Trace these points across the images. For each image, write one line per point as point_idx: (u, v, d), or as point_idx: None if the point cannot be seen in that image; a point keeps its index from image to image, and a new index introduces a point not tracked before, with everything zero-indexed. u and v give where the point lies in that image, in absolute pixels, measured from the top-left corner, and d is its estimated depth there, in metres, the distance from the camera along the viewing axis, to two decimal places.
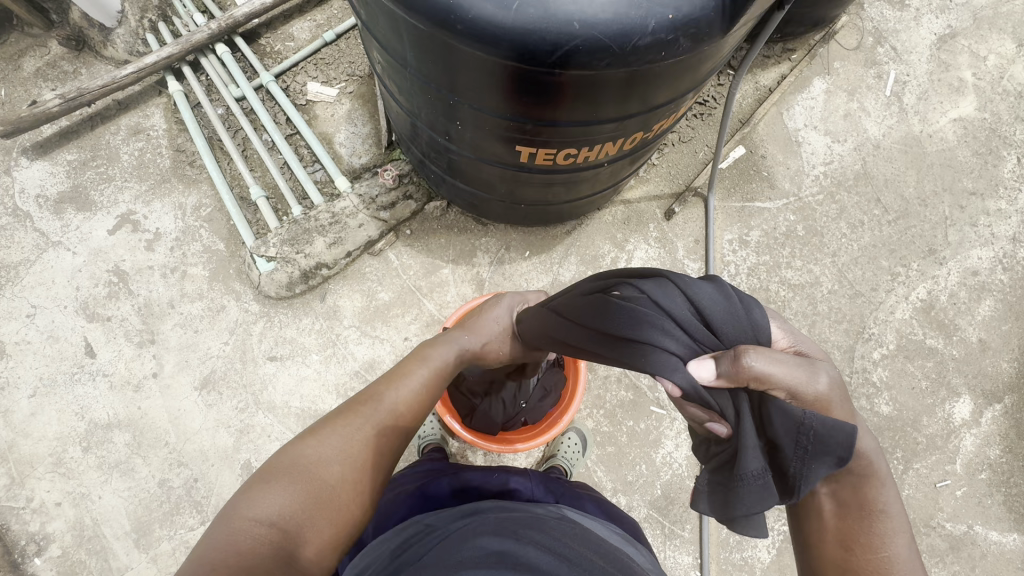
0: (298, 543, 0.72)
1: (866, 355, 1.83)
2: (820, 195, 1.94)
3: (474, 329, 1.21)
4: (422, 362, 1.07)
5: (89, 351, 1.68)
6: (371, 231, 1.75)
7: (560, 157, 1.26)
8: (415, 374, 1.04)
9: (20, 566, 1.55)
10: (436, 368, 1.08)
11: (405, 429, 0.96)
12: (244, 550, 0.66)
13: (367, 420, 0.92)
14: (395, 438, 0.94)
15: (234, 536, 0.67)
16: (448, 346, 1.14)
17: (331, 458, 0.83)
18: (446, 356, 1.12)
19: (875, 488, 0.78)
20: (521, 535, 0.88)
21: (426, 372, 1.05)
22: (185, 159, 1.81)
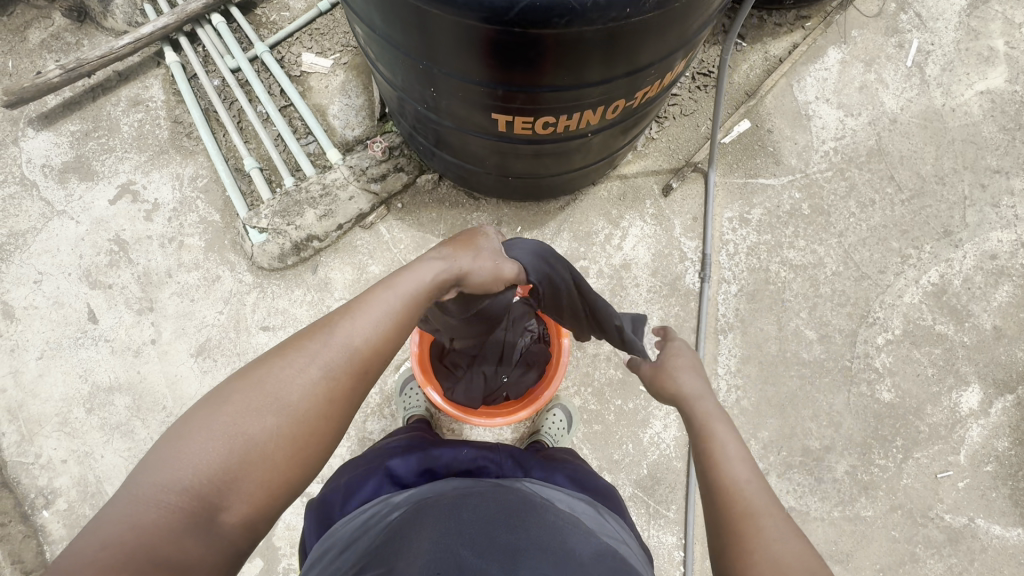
0: (213, 514, 0.61)
1: (869, 340, 1.76)
2: (830, 171, 1.85)
3: (466, 255, 0.93)
4: (397, 286, 0.82)
5: (91, 317, 1.74)
6: (362, 204, 1.76)
7: (539, 126, 1.22)
8: (384, 299, 0.80)
9: (29, 518, 1.64)
10: (409, 296, 0.82)
11: (367, 370, 0.75)
12: (146, 527, 0.57)
13: (312, 362, 0.71)
14: (356, 379, 0.73)
15: (130, 506, 0.58)
16: (428, 266, 0.86)
17: (260, 413, 0.67)
18: (424, 282, 0.84)
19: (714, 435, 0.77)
20: (470, 509, 0.87)
21: (398, 301, 0.80)
22: (182, 130, 1.84)
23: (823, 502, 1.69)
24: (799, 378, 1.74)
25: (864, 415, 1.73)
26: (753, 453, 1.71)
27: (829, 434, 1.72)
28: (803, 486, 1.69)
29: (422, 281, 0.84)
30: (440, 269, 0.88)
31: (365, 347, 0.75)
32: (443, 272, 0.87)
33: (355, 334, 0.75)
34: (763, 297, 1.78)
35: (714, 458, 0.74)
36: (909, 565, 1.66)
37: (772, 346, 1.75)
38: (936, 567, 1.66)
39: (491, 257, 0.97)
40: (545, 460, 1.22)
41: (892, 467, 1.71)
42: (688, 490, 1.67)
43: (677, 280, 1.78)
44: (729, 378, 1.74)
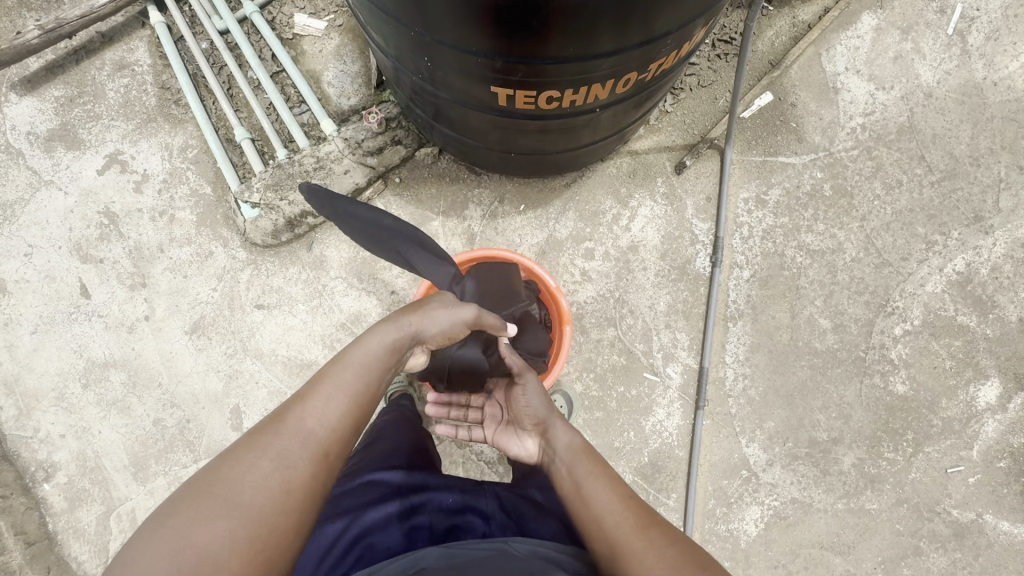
0: None
1: (886, 331, 1.69)
2: (855, 150, 1.73)
3: (418, 314, 0.87)
4: (351, 358, 0.77)
5: (84, 292, 1.70)
6: (358, 178, 1.67)
7: (543, 101, 1.13)
8: (342, 375, 0.75)
9: (31, 490, 1.65)
10: (368, 367, 0.77)
11: (332, 453, 0.68)
12: None
13: (270, 452, 0.64)
14: (320, 466, 0.66)
15: None
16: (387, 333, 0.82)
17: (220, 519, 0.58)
18: (383, 350, 0.79)
19: (584, 474, 0.86)
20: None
21: (355, 376, 0.75)
22: (170, 97, 1.75)
23: (827, 494, 1.66)
24: (810, 368, 1.68)
25: (876, 408, 1.68)
26: (758, 444, 1.67)
27: (838, 426, 1.67)
28: (807, 478, 1.66)
29: (380, 349, 0.80)
30: (392, 334, 0.82)
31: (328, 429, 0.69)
32: (399, 336, 0.82)
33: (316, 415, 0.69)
34: (777, 284, 1.70)
35: (587, 510, 0.81)
36: (911, 559, 1.64)
37: (783, 334, 1.69)
38: (939, 561, 1.64)
39: (444, 325, 0.90)
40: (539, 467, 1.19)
41: (901, 461, 1.67)
42: (688, 479, 1.65)
43: (687, 264, 1.70)
44: (737, 367, 1.68)
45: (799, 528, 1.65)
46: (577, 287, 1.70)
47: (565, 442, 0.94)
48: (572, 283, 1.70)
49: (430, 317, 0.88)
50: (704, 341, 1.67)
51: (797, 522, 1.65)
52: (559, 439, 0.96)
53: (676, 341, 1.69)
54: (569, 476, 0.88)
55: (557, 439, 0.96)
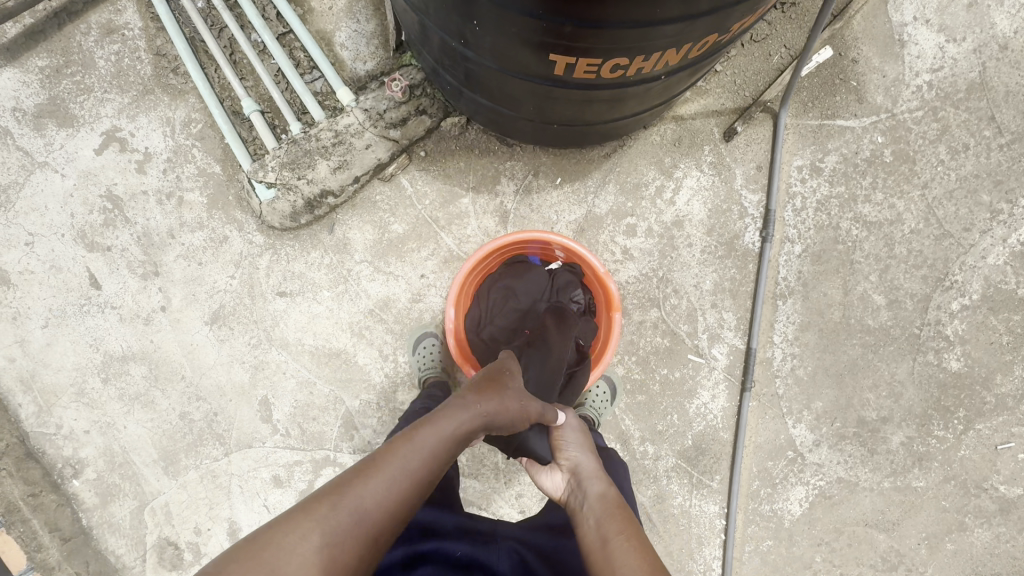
0: None
1: (943, 306, 1.61)
2: (921, 111, 1.59)
3: (491, 395, 0.88)
4: (419, 440, 0.77)
5: (93, 282, 1.60)
6: (380, 153, 1.53)
7: (606, 69, 0.99)
8: (403, 460, 0.74)
9: (60, 487, 1.61)
10: (428, 456, 0.76)
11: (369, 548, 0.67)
12: None
13: (318, 530, 0.63)
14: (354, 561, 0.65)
15: None
16: (452, 418, 0.82)
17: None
18: (449, 432, 0.80)
19: (610, 531, 0.83)
20: None
21: (419, 461, 0.75)
22: (167, 65, 1.59)
23: (873, 473, 1.63)
24: (861, 346, 1.61)
25: (928, 386, 1.62)
26: (805, 424, 1.62)
27: (888, 405, 1.62)
28: (854, 457, 1.63)
29: (442, 438, 0.79)
30: (463, 417, 0.82)
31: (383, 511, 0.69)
32: (472, 421, 0.83)
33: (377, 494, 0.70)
34: (830, 258, 1.60)
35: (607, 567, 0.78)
36: (955, 534, 1.63)
37: (834, 312, 1.61)
38: (982, 535, 1.63)
39: (515, 400, 0.92)
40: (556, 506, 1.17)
41: (951, 438, 1.63)
42: (733, 460, 1.61)
43: (735, 240, 1.59)
44: (786, 347, 1.61)
45: (844, 507, 1.63)
46: (618, 267, 1.60)
47: (593, 492, 0.93)
48: (613, 263, 1.60)
49: (502, 403, 0.89)
50: (752, 320, 1.59)
51: (842, 501, 1.63)
52: (591, 485, 0.95)
53: (722, 321, 1.61)
54: (596, 529, 0.85)
55: (587, 486, 0.95)
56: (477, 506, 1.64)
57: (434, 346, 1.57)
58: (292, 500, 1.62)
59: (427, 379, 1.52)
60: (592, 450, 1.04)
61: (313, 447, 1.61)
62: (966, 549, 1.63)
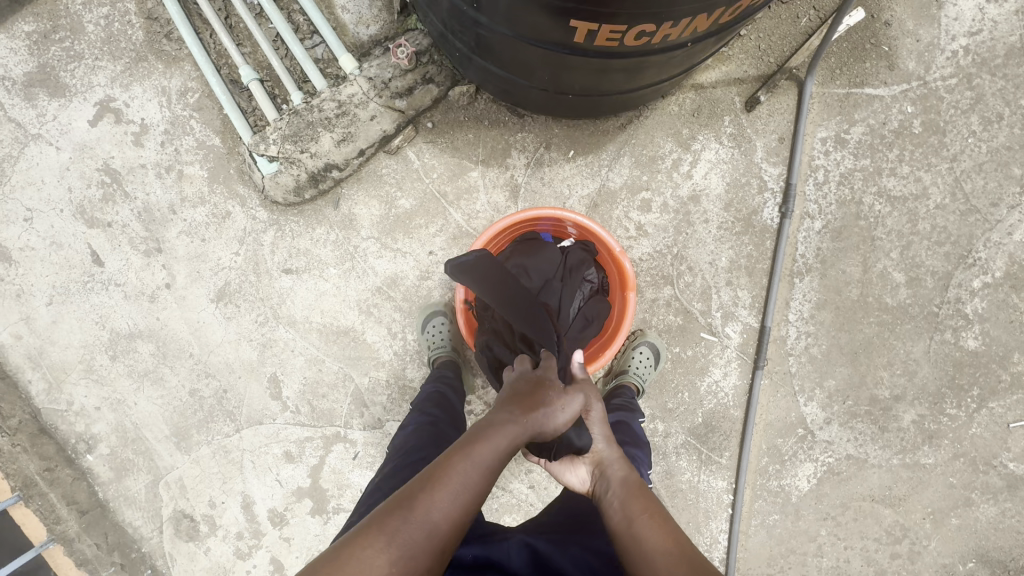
0: None
1: (964, 284, 1.57)
2: (954, 79, 1.51)
3: (539, 409, 0.79)
4: (476, 456, 0.75)
5: (95, 259, 1.57)
6: (386, 125, 1.47)
7: (631, 36, 0.92)
8: (461, 476, 0.74)
9: (75, 461, 1.63)
10: (485, 472, 0.75)
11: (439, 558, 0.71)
12: None
13: (390, 546, 0.69)
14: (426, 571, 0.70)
15: None
16: (502, 436, 0.76)
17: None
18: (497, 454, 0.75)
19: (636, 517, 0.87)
20: None
21: (477, 478, 0.75)
22: (160, 30, 1.51)
23: (883, 450, 1.63)
24: (878, 325, 1.58)
25: (943, 364, 1.60)
26: (816, 402, 1.61)
27: (902, 384, 1.60)
28: (864, 435, 1.62)
29: (498, 455, 0.76)
30: (513, 434, 0.77)
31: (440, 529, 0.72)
32: (523, 437, 0.78)
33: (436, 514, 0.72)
34: (850, 235, 1.55)
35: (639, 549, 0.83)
36: (961, 509, 1.65)
37: (852, 290, 1.57)
38: (988, 510, 1.65)
39: (562, 410, 0.82)
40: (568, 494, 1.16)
41: (963, 416, 1.62)
42: (743, 438, 1.60)
43: (753, 216, 1.54)
44: (801, 325, 1.58)
45: (852, 483, 1.64)
46: (632, 244, 1.56)
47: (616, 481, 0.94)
48: (627, 239, 1.56)
49: (553, 409, 0.81)
50: (768, 298, 1.56)
51: (850, 477, 1.64)
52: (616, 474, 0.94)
53: (736, 299, 1.57)
54: (623, 514, 0.89)
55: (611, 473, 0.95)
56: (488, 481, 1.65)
57: (444, 325, 1.53)
58: (304, 475, 1.64)
59: (439, 360, 1.49)
60: (613, 434, 1.00)
61: (323, 424, 1.62)
62: (970, 524, 1.65)
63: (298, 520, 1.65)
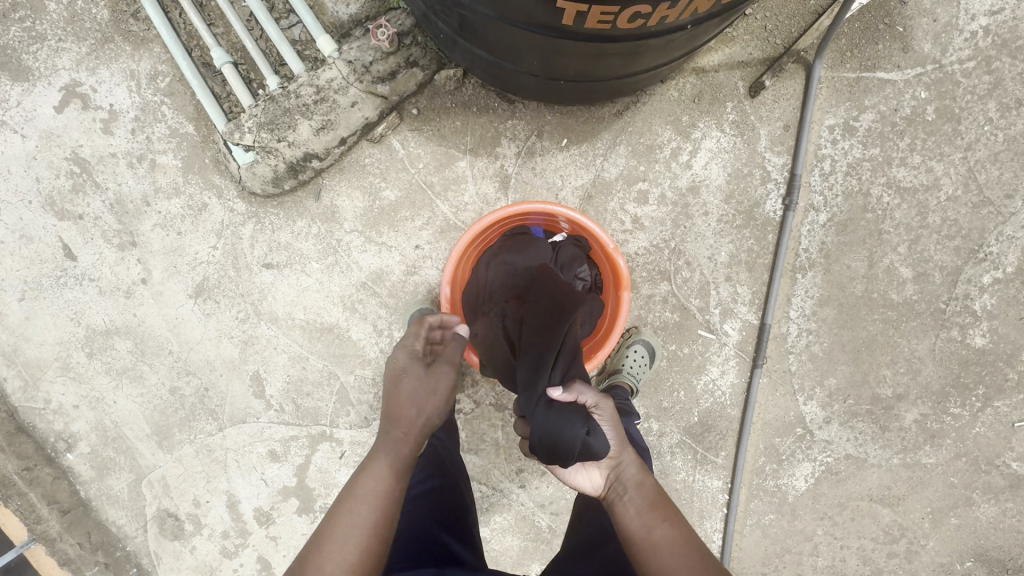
0: None
1: (973, 280, 1.50)
2: (972, 62, 1.42)
3: (402, 408, 0.89)
4: (364, 491, 0.82)
5: (68, 253, 1.51)
6: (368, 111, 1.39)
7: (625, 18, 0.84)
8: (359, 513, 0.79)
9: (55, 460, 1.59)
10: (380, 498, 0.81)
11: None
12: None
13: None
14: None
15: None
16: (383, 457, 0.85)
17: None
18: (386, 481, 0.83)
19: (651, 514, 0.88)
20: None
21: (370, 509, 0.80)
22: (126, 8, 1.41)
23: (884, 449, 1.59)
24: (882, 321, 1.53)
25: (948, 362, 1.54)
26: (816, 401, 1.56)
27: (905, 382, 1.55)
28: (865, 434, 1.58)
29: (385, 476, 0.83)
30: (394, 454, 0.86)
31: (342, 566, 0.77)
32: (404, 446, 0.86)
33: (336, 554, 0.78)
34: (857, 228, 1.48)
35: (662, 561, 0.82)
36: (961, 509, 1.61)
37: (857, 286, 1.51)
38: (988, 510, 1.61)
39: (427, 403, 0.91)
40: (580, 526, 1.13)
41: (967, 416, 1.57)
42: (739, 437, 1.56)
43: (755, 208, 1.47)
44: (802, 322, 1.52)
45: (850, 482, 1.60)
46: (628, 237, 1.49)
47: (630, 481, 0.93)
48: (622, 232, 1.49)
49: (417, 404, 0.90)
50: (768, 294, 1.49)
51: (849, 476, 1.60)
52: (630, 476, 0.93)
53: (735, 295, 1.51)
54: (642, 524, 0.87)
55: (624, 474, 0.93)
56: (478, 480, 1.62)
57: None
58: (290, 474, 1.60)
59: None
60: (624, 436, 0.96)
61: (309, 422, 1.57)
62: (969, 524, 1.62)
63: (284, 519, 1.62)
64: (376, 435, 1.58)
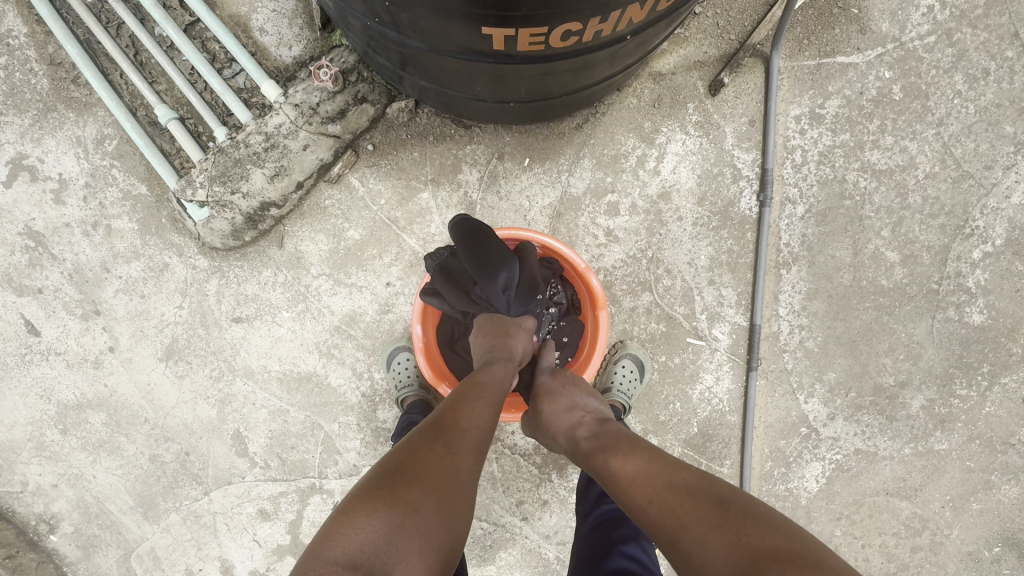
0: (491, 408, 0.89)
1: (963, 256, 1.45)
2: (933, 36, 1.39)
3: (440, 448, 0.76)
4: (466, 427, 0.82)
5: (31, 329, 1.46)
6: (321, 152, 1.36)
7: (556, 37, 0.80)
8: (475, 411, 0.86)
9: (38, 543, 1.52)
10: (474, 441, 0.80)
11: (481, 431, 0.83)
12: (483, 422, 0.85)
13: (479, 404, 0.88)
14: (484, 432, 0.84)
15: (477, 422, 0.84)
16: (462, 450, 0.77)
17: (379, 473, 0.73)
18: (463, 455, 0.76)
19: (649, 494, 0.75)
20: None
21: (462, 442, 0.78)
22: (65, 75, 1.40)
23: (893, 440, 1.52)
24: (875, 309, 1.48)
25: (948, 343, 1.49)
26: (818, 399, 1.50)
27: (906, 368, 1.50)
28: (871, 427, 1.52)
29: (467, 449, 0.78)
30: (510, 366, 1.03)
31: (474, 476, 0.76)
32: (471, 454, 0.78)
33: (467, 461, 0.76)
34: (836, 215, 1.44)
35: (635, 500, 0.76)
36: (981, 493, 1.54)
37: (844, 275, 1.46)
38: (1010, 492, 1.54)
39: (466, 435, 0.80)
40: (630, 549, 0.98)
41: (975, 396, 1.51)
42: (743, 444, 1.49)
43: (730, 207, 1.43)
44: (793, 318, 1.47)
45: (863, 478, 1.53)
46: (603, 251, 1.44)
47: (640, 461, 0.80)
48: (596, 247, 1.44)
49: (457, 443, 0.78)
50: (753, 294, 1.44)
51: (861, 472, 1.53)
52: (608, 424, 0.97)
53: (721, 299, 1.46)
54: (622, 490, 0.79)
55: (583, 425, 0.98)
56: (478, 516, 1.55)
57: (410, 361, 1.42)
58: (283, 532, 1.51)
59: (408, 400, 1.39)
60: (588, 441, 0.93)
61: (296, 476, 1.50)
62: (992, 508, 1.55)
63: None
64: None
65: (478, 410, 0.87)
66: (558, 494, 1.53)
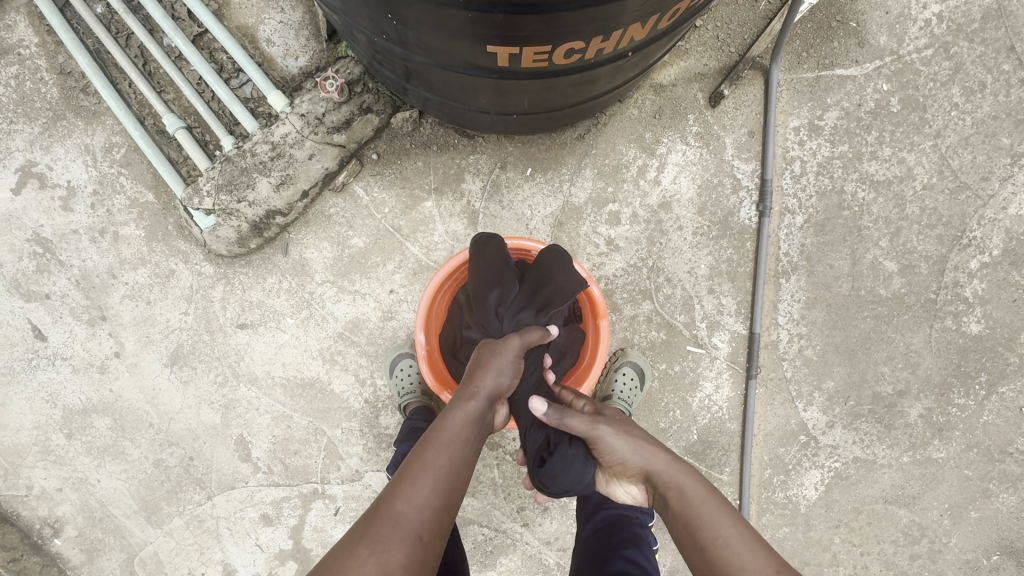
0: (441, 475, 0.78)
1: (961, 266, 1.47)
2: (930, 50, 1.41)
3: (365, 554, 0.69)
4: (402, 519, 0.73)
5: (38, 334, 1.48)
6: (326, 162, 1.38)
7: (559, 55, 0.81)
8: (417, 490, 0.75)
9: (42, 547, 1.54)
10: (411, 533, 0.72)
11: (424, 514, 0.74)
12: (427, 498, 0.75)
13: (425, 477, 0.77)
14: (429, 512, 0.74)
15: (417, 500, 0.75)
16: (393, 550, 0.70)
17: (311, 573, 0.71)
18: (390, 558, 0.69)
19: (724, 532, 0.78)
20: None
21: (391, 542, 0.70)
22: (75, 84, 1.42)
23: (892, 448, 1.53)
24: (873, 318, 1.49)
25: (946, 352, 1.50)
26: (817, 407, 1.51)
27: (905, 377, 1.51)
28: (870, 435, 1.53)
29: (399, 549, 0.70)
30: (472, 412, 0.86)
31: None
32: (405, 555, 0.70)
33: (399, 559, 0.70)
34: (835, 225, 1.46)
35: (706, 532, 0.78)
36: (979, 501, 1.55)
37: (843, 285, 1.48)
38: (1008, 500, 1.55)
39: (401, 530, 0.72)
40: (630, 554, 0.99)
41: (973, 405, 1.52)
42: (743, 452, 1.50)
43: (730, 217, 1.44)
44: (792, 327, 1.49)
45: (862, 486, 1.54)
46: (604, 260, 1.46)
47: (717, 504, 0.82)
48: (597, 256, 1.46)
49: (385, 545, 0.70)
50: (753, 303, 1.46)
51: (860, 480, 1.54)
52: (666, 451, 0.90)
53: (721, 307, 1.47)
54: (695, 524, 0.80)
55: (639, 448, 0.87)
56: (479, 522, 1.56)
57: (413, 368, 1.44)
58: (285, 537, 1.53)
59: (409, 407, 1.41)
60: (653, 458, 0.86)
61: (299, 481, 1.51)
62: (991, 516, 1.56)
63: None
64: (369, 487, 1.51)
65: (417, 492, 0.75)
66: (559, 501, 1.54)
